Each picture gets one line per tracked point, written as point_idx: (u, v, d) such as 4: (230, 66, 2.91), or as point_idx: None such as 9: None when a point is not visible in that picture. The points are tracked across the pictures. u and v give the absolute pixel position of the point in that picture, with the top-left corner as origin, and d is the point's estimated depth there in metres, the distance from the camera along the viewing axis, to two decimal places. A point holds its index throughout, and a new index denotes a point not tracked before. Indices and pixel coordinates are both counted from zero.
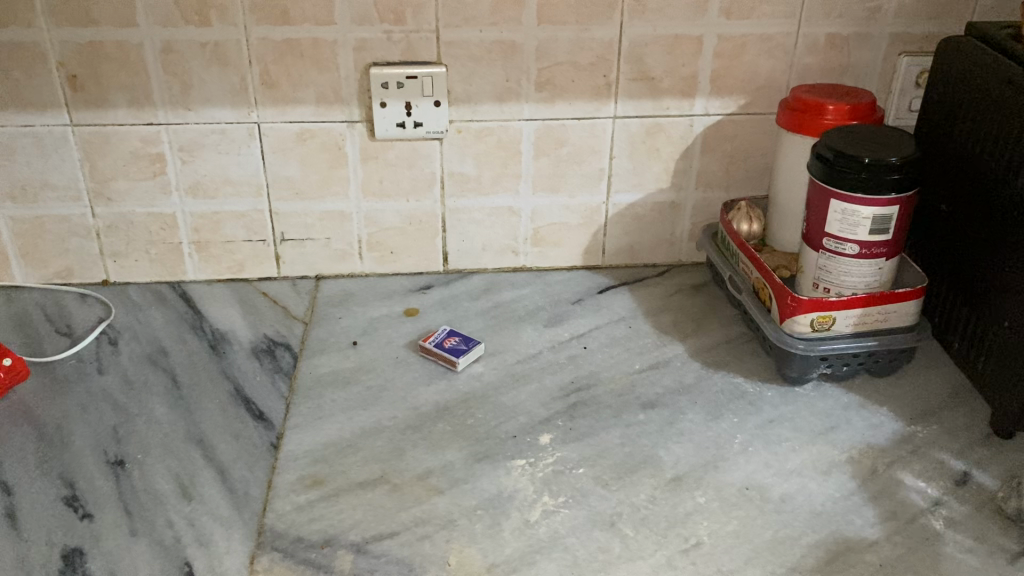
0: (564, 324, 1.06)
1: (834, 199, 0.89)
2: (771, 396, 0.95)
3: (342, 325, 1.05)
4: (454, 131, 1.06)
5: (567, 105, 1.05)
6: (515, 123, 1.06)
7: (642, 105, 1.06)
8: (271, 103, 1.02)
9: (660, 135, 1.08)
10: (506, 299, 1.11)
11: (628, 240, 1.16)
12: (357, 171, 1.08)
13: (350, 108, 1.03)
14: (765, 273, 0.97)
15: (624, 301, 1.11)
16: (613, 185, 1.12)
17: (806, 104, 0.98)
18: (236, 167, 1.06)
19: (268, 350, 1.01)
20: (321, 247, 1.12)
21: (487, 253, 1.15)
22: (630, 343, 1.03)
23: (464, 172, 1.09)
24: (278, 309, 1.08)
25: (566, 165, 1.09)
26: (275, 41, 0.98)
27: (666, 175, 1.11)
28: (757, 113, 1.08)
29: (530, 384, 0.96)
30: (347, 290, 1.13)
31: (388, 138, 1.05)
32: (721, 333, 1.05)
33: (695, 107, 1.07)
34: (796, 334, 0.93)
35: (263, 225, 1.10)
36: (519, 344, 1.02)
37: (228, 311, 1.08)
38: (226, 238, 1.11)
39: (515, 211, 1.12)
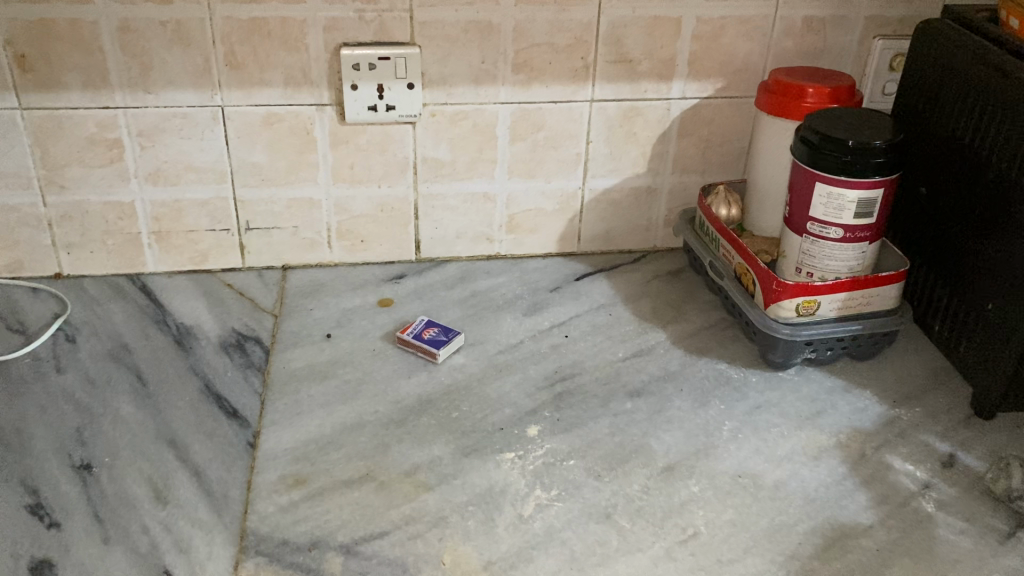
0: (544, 312, 1.04)
1: (818, 182, 0.89)
2: (757, 382, 0.94)
3: (315, 317, 1.01)
4: (429, 115, 1.03)
5: (545, 88, 1.03)
6: (490, 106, 1.03)
7: (620, 89, 1.04)
8: (237, 85, 0.98)
9: (638, 119, 1.07)
10: (482, 288, 1.08)
11: (604, 225, 1.14)
12: (327, 156, 1.04)
13: (319, 91, 0.99)
14: (748, 257, 0.96)
15: (602, 288, 1.09)
16: (590, 170, 1.09)
17: (787, 87, 0.97)
18: (200, 152, 1.01)
19: (238, 345, 0.96)
20: (289, 235, 1.08)
21: (461, 241, 1.12)
22: (612, 331, 1.01)
23: (439, 157, 1.06)
24: (245, 301, 1.04)
25: (543, 149, 1.07)
26: (241, 20, 0.94)
27: (643, 159, 1.10)
28: (735, 96, 1.07)
29: (514, 374, 0.94)
30: (317, 279, 1.09)
31: (359, 121, 1.01)
32: (701, 319, 1.03)
33: (672, 90, 1.06)
34: (782, 319, 0.92)
35: (228, 214, 1.06)
36: (501, 333, 1.00)
37: (193, 303, 1.03)
38: (188, 227, 1.06)
39: (490, 197, 1.09)
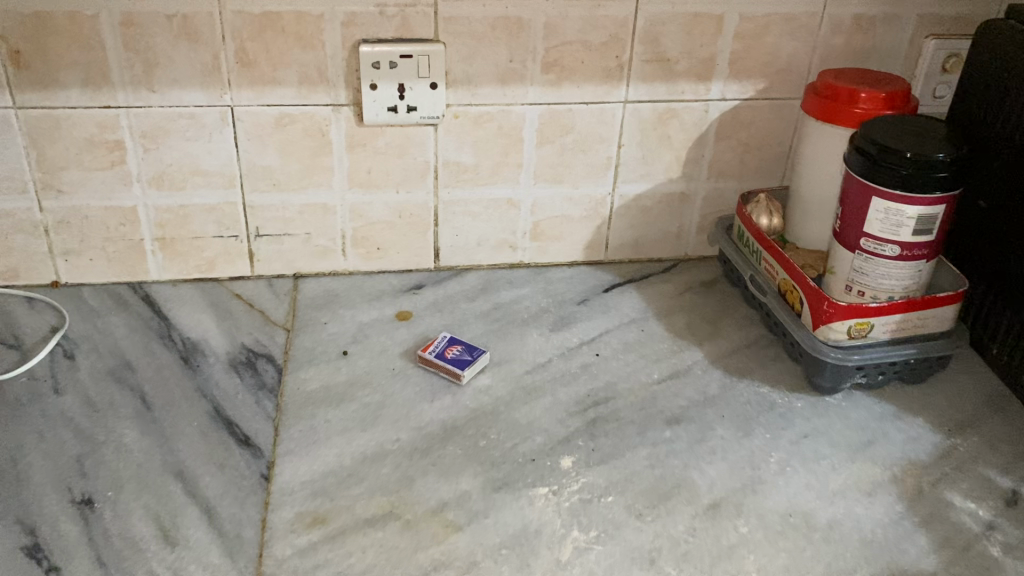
0: (573, 328, 0.98)
1: (875, 196, 0.83)
2: (802, 408, 0.88)
3: (329, 332, 0.95)
4: (451, 117, 0.96)
5: (576, 89, 0.96)
6: (517, 108, 0.97)
7: (655, 90, 0.98)
8: (247, 84, 0.91)
9: (673, 122, 1.00)
10: (506, 300, 1.02)
11: (633, 233, 1.08)
12: (342, 160, 0.97)
13: (336, 90, 0.93)
14: (795, 274, 0.90)
15: (633, 301, 1.03)
16: (620, 175, 1.03)
17: (838, 91, 0.90)
18: (207, 155, 0.95)
19: (248, 363, 0.90)
20: (300, 242, 1.02)
21: (483, 248, 1.06)
22: (646, 350, 0.95)
23: (461, 160, 0.99)
24: (255, 314, 0.98)
25: (572, 153, 1.01)
26: (253, 15, 0.87)
27: (677, 164, 1.03)
28: (777, 98, 1.01)
29: (543, 398, 0.88)
30: (330, 289, 1.02)
31: (378, 123, 0.95)
32: (740, 337, 0.97)
33: (711, 92, 0.99)
34: (832, 342, 0.86)
35: (236, 219, 0.99)
36: (527, 351, 0.94)
37: (200, 316, 0.97)
38: (194, 233, 0.99)
39: (515, 203, 1.03)
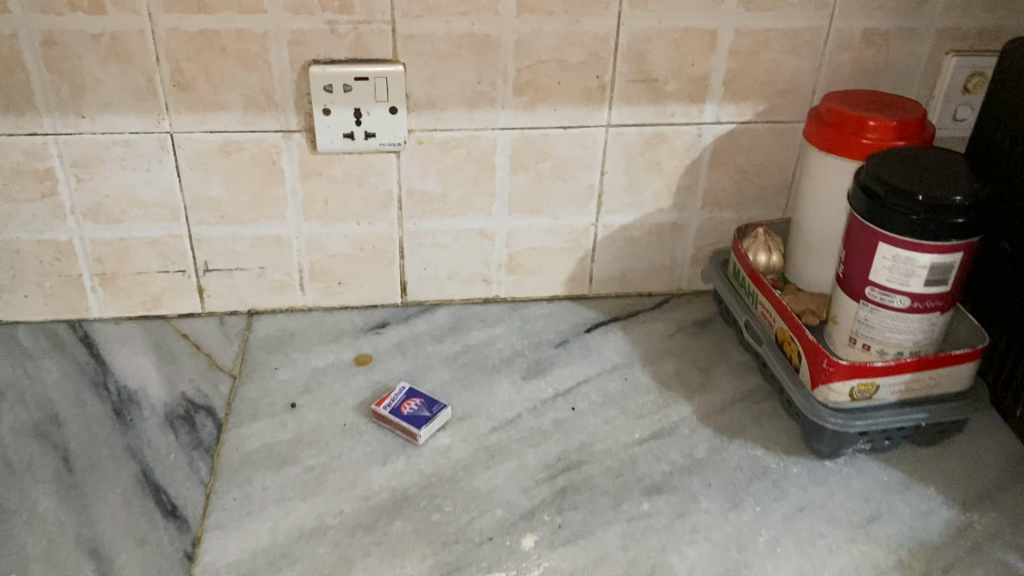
0: (548, 375, 0.89)
1: (882, 242, 0.73)
2: (799, 475, 0.79)
3: (279, 380, 0.87)
4: (415, 143, 0.87)
5: (552, 112, 0.87)
6: (487, 132, 0.87)
7: (641, 112, 0.88)
8: (186, 108, 0.82)
9: (662, 147, 0.91)
10: (477, 341, 0.93)
11: (619, 266, 0.98)
12: (296, 190, 0.89)
13: (285, 115, 0.84)
14: (793, 324, 0.80)
15: (617, 343, 0.94)
16: (604, 205, 0.94)
17: (845, 118, 0.80)
18: (147, 185, 0.86)
19: (186, 419, 0.82)
20: (253, 277, 0.93)
21: (454, 283, 0.97)
22: (627, 403, 0.86)
23: (427, 189, 0.90)
24: (200, 357, 0.90)
25: (549, 182, 0.91)
26: (189, 33, 0.78)
27: (667, 193, 0.94)
28: (778, 121, 0.91)
29: (508, 462, 0.79)
30: (285, 329, 0.94)
31: (333, 150, 0.86)
32: (733, 389, 0.88)
33: (704, 114, 0.89)
34: (832, 404, 0.77)
35: (182, 253, 0.91)
36: (495, 404, 0.85)
37: (141, 361, 0.89)
38: (137, 268, 0.91)
39: (488, 234, 0.94)
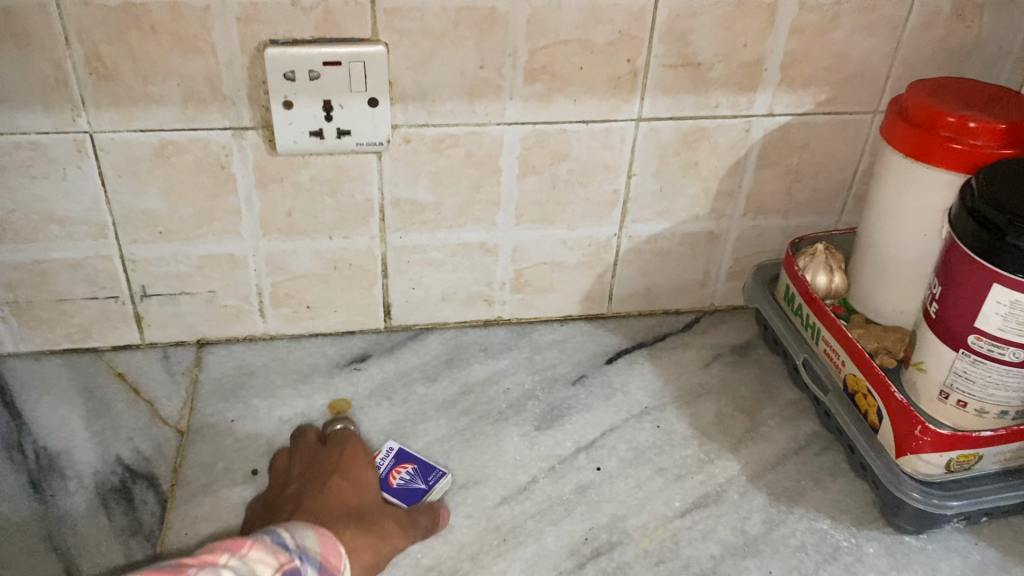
0: (565, 424, 0.74)
1: (996, 283, 0.58)
2: (876, 556, 0.65)
3: (237, 438, 0.71)
4: (400, 141, 0.70)
5: (572, 103, 0.70)
6: (491, 129, 0.70)
7: (680, 103, 0.72)
8: (109, 103, 0.64)
9: (702, 144, 0.74)
10: (477, 380, 0.78)
11: (643, 282, 0.83)
12: (251, 201, 0.72)
13: (236, 110, 0.66)
14: (871, 374, 0.66)
15: (643, 377, 0.79)
16: (629, 213, 0.78)
17: (939, 116, 0.64)
18: (64, 198, 0.69)
19: (122, 492, 0.66)
20: (204, 303, 0.77)
21: (448, 304, 0.82)
22: (662, 460, 0.71)
23: (416, 198, 0.74)
24: (140, 407, 0.74)
25: (565, 187, 0.75)
26: (106, 7, 0.60)
27: (705, 198, 0.78)
28: (842, 112, 0.75)
29: (523, 547, 0.64)
30: (245, 365, 0.78)
31: (297, 152, 0.69)
32: (785, 438, 0.74)
33: (755, 105, 0.73)
34: (920, 477, 0.63)
35: (114, 277, 0.74)
36: (504, 465, 0.70)
37: (66, 413, 0.73)
38: (57, 295, 0.74)
39: (490, 248, 0.78)
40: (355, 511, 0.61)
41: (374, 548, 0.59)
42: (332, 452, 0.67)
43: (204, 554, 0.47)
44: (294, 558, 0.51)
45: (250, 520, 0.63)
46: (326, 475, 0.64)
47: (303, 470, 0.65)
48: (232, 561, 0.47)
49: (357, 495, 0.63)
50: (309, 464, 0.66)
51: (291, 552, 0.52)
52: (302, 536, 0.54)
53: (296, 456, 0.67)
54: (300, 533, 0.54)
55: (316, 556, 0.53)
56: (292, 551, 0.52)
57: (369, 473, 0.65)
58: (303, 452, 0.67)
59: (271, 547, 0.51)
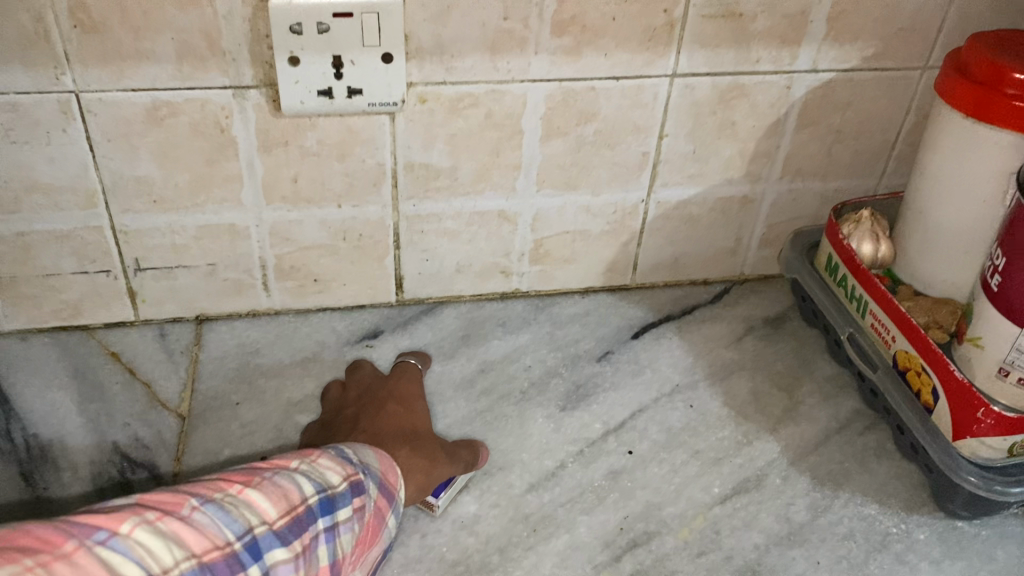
0: (592, 403, 0.70)
1: None
2: (928, 544, 0.61)
3: (243, 423, 0.66)
4: (416, 101, 0.64)
5: (602, 59, 0.64)
6: (514, 87, 0.65)
7: (719, 58, 0.66)
8: (96, 60, 0.58)
9: (740, 103, 0.69)
10: (497, 357, 0.73)
11: (671, 251, 0.78)
12: (254, 167, 0.66)
13: (237, 67, 0.60)
14: (925, 351, 0.61)
15: (672, 353, 0.74)
16: (659, 177, 0.73)
17: (1004, 71, 0.58)
18: (48, 164, 0.63)
19: (121, 484, 0.61)
20: (203, 276, 0.72)
21: (464, 276, 0.77)
22: (698, 442, 0.67)
23: (431, 163, 0.68)
24: (136, 390, 0.68)
25: (592, 150, 0.70)
26: None
27: (740, 161, 0.73)
28: (890, 68, 0.70)
29: (555, 539, 0.60)
30: (248, 342, 0.73)
31: (304, 113, 0.63)
32: (826, 416, 0.70)
33: (798, 61, 0.68)
34: (980, 460, 0.59)
35: (105, 250, 0.68)
36: (529, 449, 0.66)
37: (57, 397, 0.67)
38: (44, 270, 0.68)
39: (509, 216, 0.73)
40: (409, 431, 0.61)
41: (427, 470, 0.58)
42: (388, 381, 0.66)
43: (276, 461, 0.48)
44: (361, 471, 0.51)
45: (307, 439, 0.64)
46: (383, 401, 0.64)
47: (360, 397, 0.65)
48: (302, 467, 0.48)
49: (413, 422, 0.62)
50: (366, 391, 0.66)
51: (356, 464, 0.51)
52: (363, 454, 0.53)
53: (352, 385, 0.67)
54: (362, 451, 0.53)
55: (377, 472, 0.52)
56: (357, 464, 0.51)
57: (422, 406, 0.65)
58: (358, 381, 0.68)
59: (339, 458, 0.50)
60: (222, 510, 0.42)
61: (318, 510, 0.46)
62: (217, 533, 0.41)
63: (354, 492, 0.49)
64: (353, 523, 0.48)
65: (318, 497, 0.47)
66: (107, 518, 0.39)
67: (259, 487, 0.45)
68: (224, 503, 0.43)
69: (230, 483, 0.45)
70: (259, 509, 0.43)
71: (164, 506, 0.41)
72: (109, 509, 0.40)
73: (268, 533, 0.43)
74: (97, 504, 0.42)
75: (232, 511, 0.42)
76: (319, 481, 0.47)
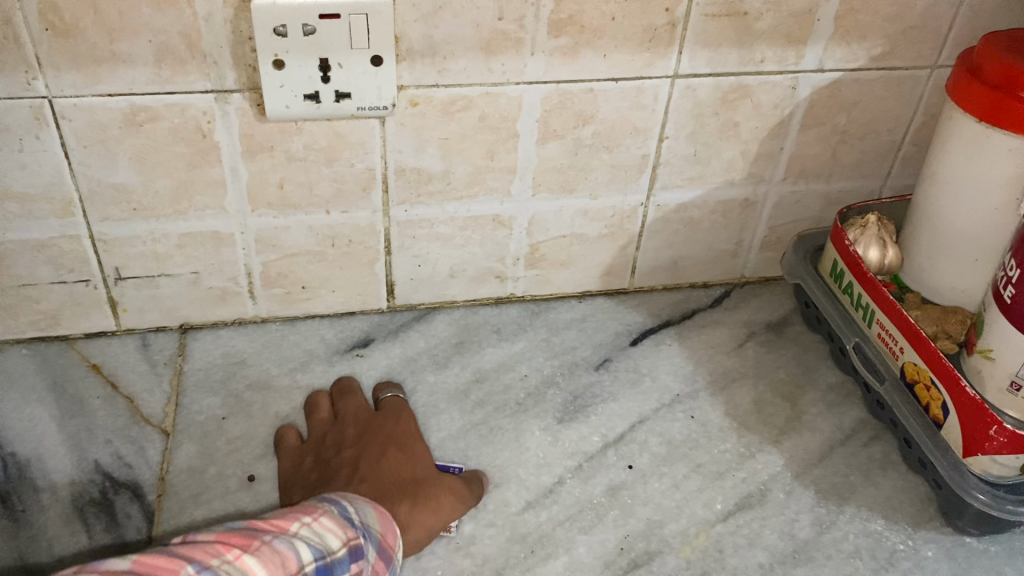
0: (590, 415, 0.68)
1: None
2: (937, 561, 0.59)
3: (230, 439, 0.64)
4: (407, 104, 0.62)
5: (601, 59, 0.62)
6: (509, 88, 0.62)
7: (722, 58, 0.63)
8: (69, 63, 0.55)
9: (743, 103, 0.67)
10: (492, 365, 0.71)
11: (670, 254, 0.76)
12: (238, 173, 0.63)
13: (219, 70, 0.57)
14: (933, 364, 0.59)
15: (672, 360, 0.72)
16: (659, 179, 0.70)
17: (1018, 76, 0.56)
18: (21, 172, 0.60)
19: (102, 505, 0.59)
20: (186, 285, 0.69)
21: (457, 282, 0.74)
22: (699, 455, 0.65)
23: (423, 167, 0.66)
24: (118, 404, 0.66)
25: (590, 152, 0.67)
26: None
27: (742, 163, 0.71)
28: (898, 68, 0.67)
29: (554, 559, 0.58)
30: (234, 352, 0.71)
31: (290, 118, 0.60)
32: (830, 426, 0.68)
33: (804, 60, 0.65)
34: (990, 478, 0.57)
35: (83, 259, 0.66)
36: (526, 464, 0.64)
37: (35, 413, 0.65)
38: (20, 280, 0.66)
39: (504, 220, 0.70)
40: (410, 483, 0.58)
41: (428, 526, 0.56)
42: (387, 423, 0.63)
43: (276, 520, 0.45)
44: (360, 535, 0.49)
45: (295, 472, 0.60)
46: (384, 444, 0.61)
47: (359, 437, 0.62)
48: (303, 530, 0.45)
49: (413, 470, 0.59)
50: (363, 429, 0.63)
51: (356, 527, 0.49)
52: (364, 513, 0.51)
53: (347, 419, 0.64)
54: (363, 510, 0.52)
55: (377, 534, 0.51)
56: (357, 526, 0.50)
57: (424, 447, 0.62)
58: (354, 414, 0.64)
59: (340, 520, 0.48)
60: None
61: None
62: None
63: (352, 557, 0.47)
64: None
65: (317, 564, 0.44)
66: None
67: (258, 555, 0.42)
68: (221, 571, 0.40)
69: (228, 547, 0.42)
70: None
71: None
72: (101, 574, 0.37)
73: None
74: (86, 565, 0.38)
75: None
76: (318, 548, 0.45)
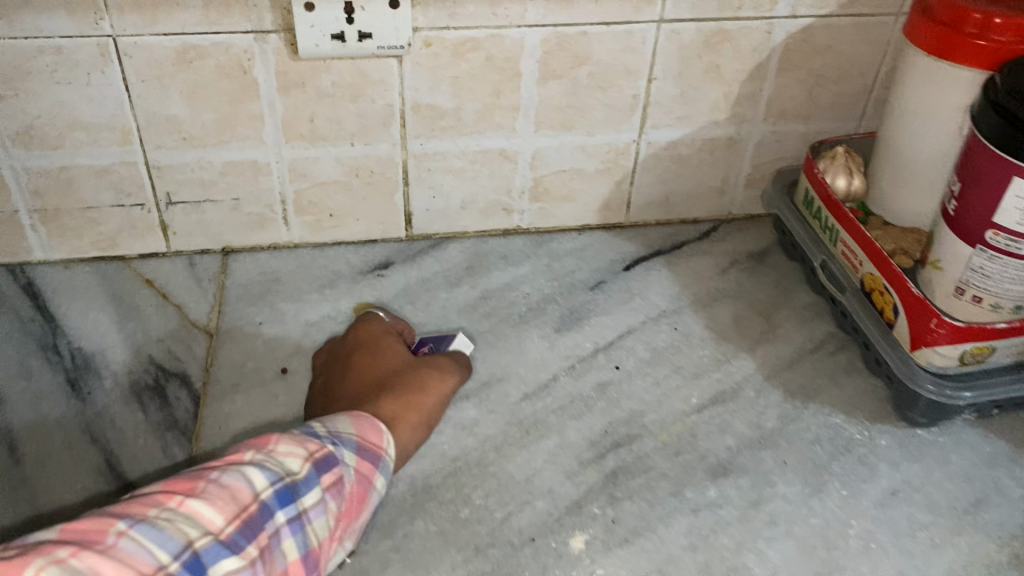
0: (584, 326, 0.76)
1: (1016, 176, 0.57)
2: (889, 449, 0.67)
3: (265, 341, 0.73)
4: (422, 44, 0.70)
5: (594, 5, 0.70)
6: (512, 31, 0.70)
7: (703, 4, 0.71)
8: (132, 6, 0.64)
9: (724, 47, 0.74)
10: (498, 285, 0.79)
11: (662, 189, 0.84)
12: (274, 107, 0.72)
13: (258, 13, 0.66)
14: (886, 271, 0.67)
15: (661, 283, 0.80)
16: (649, 119, 0.78)
17: (964, 13, 0.63)
18: (89, 104, 0.69)
19: (156, 390, 0.69)
20: (227, 211, 0.78)
21: (468, 213, 0.83)
22: (681, 360, 0.73)
23: (437, 103, 0.74)
24: (169, 311, 0.75)
25: (586, 91, 0.75)
26: None
27: (725, 103, 0.78)
28: (866, 15, 0.74)
29: (546, 439, 0.66)
30: (270, 272, 0.80)
31: (320, 56, 0.69)
32: (801, 338, 0.75)
33: (777, 7, 0.72)
34: (934, 369, 0.64)
35: (139, 184, 0.75)
36: (525, 365, 0.72)
37: (97, 317, 0.74)
38: (85, 203, 0.75)
39: (510, 154, 0.79)
40: (392, 373, 0.66)
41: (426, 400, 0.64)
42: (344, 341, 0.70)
43: (229, 455, 0.48)
44: (329, 445, 0.52)
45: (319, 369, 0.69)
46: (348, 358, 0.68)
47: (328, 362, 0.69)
48: (256, 458, 0.48)
49: (386, 363, 0.67)
50: (329, 357, 0.70)
51: (324, 440, 0.53)
52: (335, 424, 0.55)
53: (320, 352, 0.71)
54: (335, 422, 0.55)
55: (352, 439, 0.55)
56: (327, 438, 0.53)
57: (394, 342, 0.70)
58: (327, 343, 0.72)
59: (302, 437, 0.52)
60: (155, 529, 0.42)
61: (274, 503, 0.47)
62: (149, 559, 0.40)
63: (319, 470, 0.50)
64: (322, 502, 0.50)
65: (275, 488, 0.47)
66: (10, 565, 0.37)
67: (203, 496, 0.44)
68: (159, 520, 0.42)
69: (170, 495, 0.44)
70: (203, 519, 0.43)
71: (87, 538, 0.40)
72: (30, 546, 0.39)
73: (211, 544, 0.43)
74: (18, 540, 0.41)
75: (167, 528, 0.42)
76: (277, 471, 0.48)
